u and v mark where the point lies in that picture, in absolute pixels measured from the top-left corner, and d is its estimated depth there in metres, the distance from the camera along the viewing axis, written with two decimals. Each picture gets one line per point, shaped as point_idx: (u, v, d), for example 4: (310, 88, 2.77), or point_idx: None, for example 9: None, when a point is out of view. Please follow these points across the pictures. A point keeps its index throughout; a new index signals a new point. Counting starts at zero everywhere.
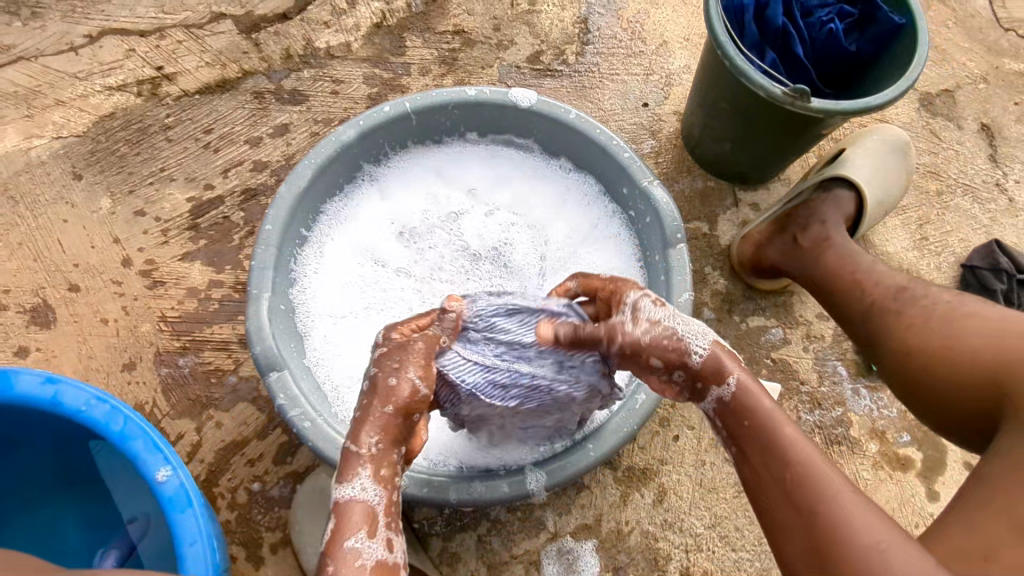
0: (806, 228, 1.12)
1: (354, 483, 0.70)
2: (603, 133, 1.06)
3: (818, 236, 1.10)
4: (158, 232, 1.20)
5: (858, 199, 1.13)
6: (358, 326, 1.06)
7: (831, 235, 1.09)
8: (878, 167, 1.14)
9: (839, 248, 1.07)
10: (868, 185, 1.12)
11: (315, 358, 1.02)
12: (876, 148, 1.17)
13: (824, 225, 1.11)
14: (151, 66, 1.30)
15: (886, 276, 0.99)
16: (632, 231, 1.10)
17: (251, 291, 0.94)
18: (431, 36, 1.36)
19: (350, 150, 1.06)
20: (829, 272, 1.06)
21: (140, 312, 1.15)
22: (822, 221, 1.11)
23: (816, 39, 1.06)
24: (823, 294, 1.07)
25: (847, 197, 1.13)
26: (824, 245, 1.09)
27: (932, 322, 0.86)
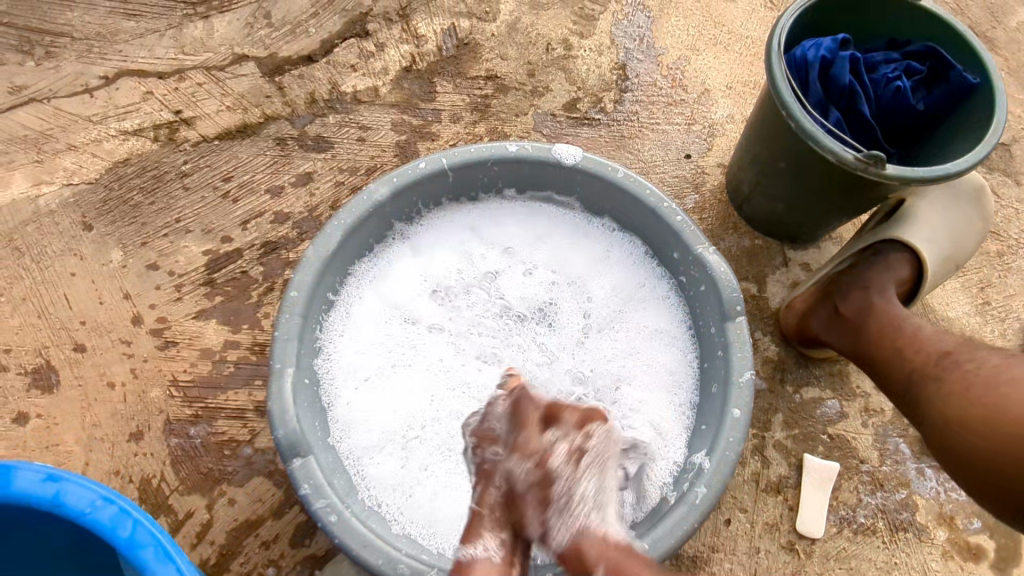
0: (847, 294, 1.00)
1: (479, 543, 0.74)
2: (654, 194, 0.99)
3: (860, 301, 0.98)
4: (171, 287, 1.12)
5: (914, 262, 1.00)
6: (389, 398, 0.97)
7: (876, 299, 0.96)
8: (936, 226, 1.02)
9: (886, 312, 0.95)
10: (923, 245, 1.00)
11: (341, 434, 0.93)
12: (933, 201, 1.05)
13: (870, 289, 0.98)
14: (169, 110, 1.24)
15: (931, 338, 0.89)
16: (683, 297, 1.02)
17: (274, 365, 0.86)
18: (463, 81, 1.30)
19: (382, 209, 0.98)
20: (873, 342, 0.94)
21: (150, 375, 1.07)
22: (866, 286, 0.99)
23: (882, 96, 0.98)
24: (871, 367, 0.95)
25: (901, 260, 1.00)
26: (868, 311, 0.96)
27: (974, 389, 0.77)
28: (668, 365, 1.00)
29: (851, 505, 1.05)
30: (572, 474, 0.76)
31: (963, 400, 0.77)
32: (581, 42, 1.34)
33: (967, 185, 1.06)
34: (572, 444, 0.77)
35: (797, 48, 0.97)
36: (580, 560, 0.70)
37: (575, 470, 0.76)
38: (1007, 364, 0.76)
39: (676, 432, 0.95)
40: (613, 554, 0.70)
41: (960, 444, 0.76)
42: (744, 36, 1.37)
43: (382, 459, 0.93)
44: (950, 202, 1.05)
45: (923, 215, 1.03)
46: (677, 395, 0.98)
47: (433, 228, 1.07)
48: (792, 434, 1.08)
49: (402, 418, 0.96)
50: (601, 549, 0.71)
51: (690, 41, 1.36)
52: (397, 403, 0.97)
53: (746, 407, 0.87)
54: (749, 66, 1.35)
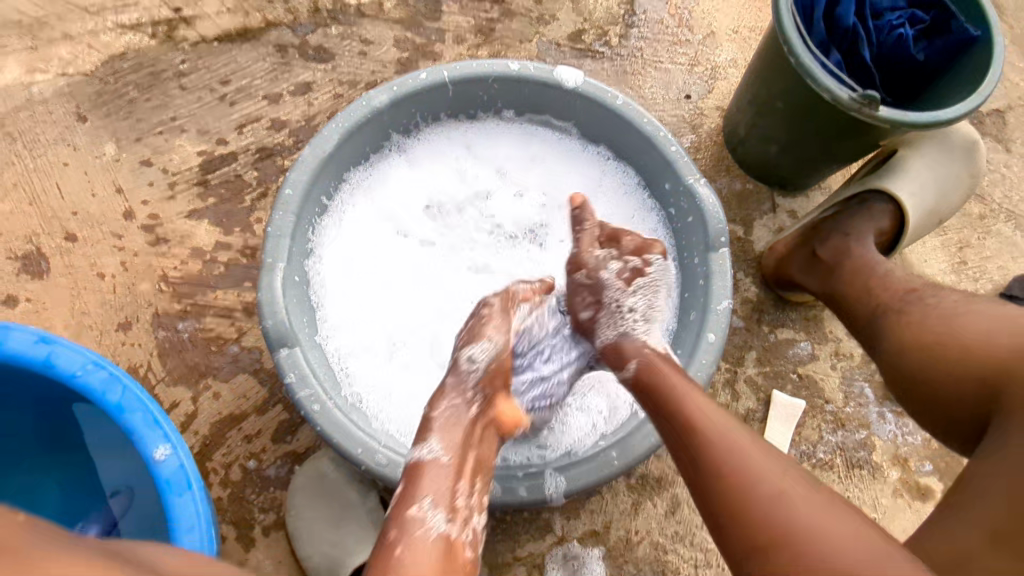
0: (826, 239, 1.02)
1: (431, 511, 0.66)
2: (651, 123, 1.00)
3: (836, 246, 1.01)
4: (164, 185, 1.12)
5: (895, 216, 1.02)
6: (379, 301, 1.01)
7: (854, 244, 0.99)
8: (924, 182, 1.03)
9: (860, 258, 0.97)
10: (908, 198, 1.01)
11: (327, 332, 0.96)
12: (927, 153, 1.05)
13: (850, 235, 1.01)
14: (169, 7, 1.21)
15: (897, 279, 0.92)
16: (670, 229, 1.04)
17: (266, 259, 0.88)
18: (469, 2, 1.28)
19: (380, 118, 0.99)
20: (843, 287, 0.97)
21: (139, 270, 1.08)
22: (847, 232, 1.01)
23: (883, 43, 0.99)
24: (840, 309, 0.98)
25: (882, 213, 1.02)
26: (846, 255, 0.99)
27: (929, 320, 0.81)
28: None
29: (812, 442, 1.10)
30: (624, 287, 0.86)
31: (918, 331, 0.81)
32: None
33: (963, 138, 1.06)
34: (626, 266, 0.87)
35: None
36: (618, 355, 0.82)
37: (628, 285, 0.86)
38: (968, 301, 0.79)
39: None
40: (644, 352, 0.79)
41: (906, 369, 0.80)
42: None
43: (368, 357, 0.97)
44: (946, 160, 1.05)
45: (915, 171, 1.04)
46: None
47: (427, 142, 1.08)
48: (764, 371, 1.13)
49: (390, 322, 1.00)
50: (638, 348, 0.81)
51: None
52: (386, 307, 1.01)
53: (721, 333, 0.90)
54: (757, 11, 1.35)
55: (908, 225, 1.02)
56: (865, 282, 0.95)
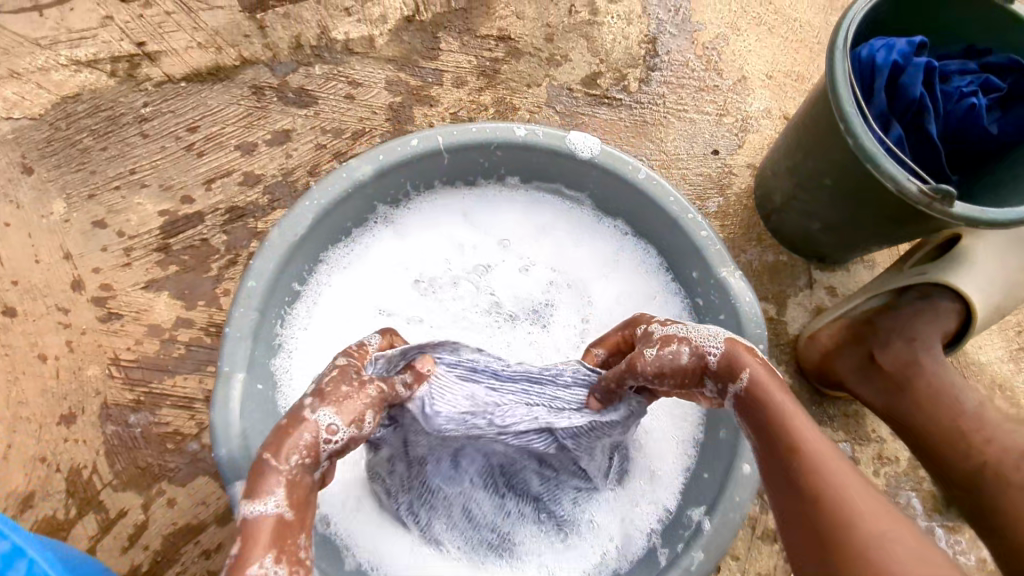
0: (888, 343, 0.90)
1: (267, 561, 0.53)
2: (678, 201, 0.86)
3: (901, 354, 0.89)
4: (119, 250, 0.99)
5: (962, 313, 0.90)
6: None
7: (923, 354, 0.87)
8: (997, 274, 0.89)
9: (931, 372, 0.87)
10: (979, 294, 0.89)
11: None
12: (1002, 236, 0.91)
13: (918, 342, 0.88)
14: (131, 40, 1.07)
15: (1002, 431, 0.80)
16: (698, 322, 0.90)
17: (223, 367, 0.75)
18: (471, 39, 1.14)
19: (364, 190, 0.85)
20: (912, 407, 0.86)
21: (87, 351, 0.94)
22: (909, 337, 0.89)
23: (952, 114, 0.85)
24: (905, 429, 0.88)
25: (947, 311, 0.90)
26: (909, 369, 0.88)
27: None
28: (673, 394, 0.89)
29: None
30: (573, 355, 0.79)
31: None
32: (608, 7, 1.18)
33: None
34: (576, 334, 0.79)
35: (864, 48, 0.82)
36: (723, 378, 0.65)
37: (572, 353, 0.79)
38: None
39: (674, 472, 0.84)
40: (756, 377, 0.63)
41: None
42: (792, 18, 1.21)
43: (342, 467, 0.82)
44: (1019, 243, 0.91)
45: (984, 258, 0.90)
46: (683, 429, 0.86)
47: (422, 212, 0.94)
48: None
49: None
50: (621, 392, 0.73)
51: (731, 18, 1.20)
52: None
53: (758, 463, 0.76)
54: (794, 53, 1.20)
55: (974, 324, 0.90)
56: (943, 407, 0.84)
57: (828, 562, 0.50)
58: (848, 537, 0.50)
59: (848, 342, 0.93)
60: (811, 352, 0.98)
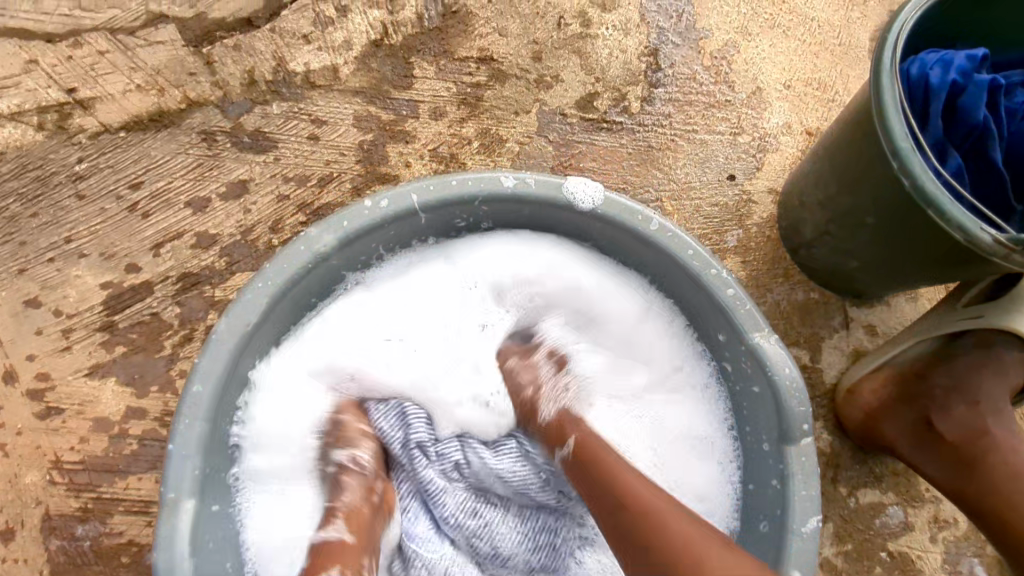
0: (948, 407, 0.77)
1: None
2: (698, 255, 0.73)
3: (965, 421, 0.76)
4: (56, 332, 0.86)
5: None
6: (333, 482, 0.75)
7: (993, 424, 0.75)
8: None
9: (1007, 446, 0.74)
10: None
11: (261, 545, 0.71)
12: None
13: (984, 408, 0.76)
14: (60, 87, 0.94)
15: None
16: (727, 391, 0.77)
17: (166, 494, 0.62)
18: (449, 63, 1.00)
19: (328, 261, 0.72)
20: (986, 487, 0.74)
21: (24, 454, 0.82)
22: (971, 399, 0.76)
23: (1017, 136, 0.72)
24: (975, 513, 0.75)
25: (1016, 360, 0.76)
26: (976, 440, 0.75)
27: None
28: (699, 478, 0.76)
29: None
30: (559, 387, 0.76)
31: None
32: (602, 17, 1.04)
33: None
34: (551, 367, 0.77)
35: (913, 65, 0.69)
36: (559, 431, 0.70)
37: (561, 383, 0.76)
38: None
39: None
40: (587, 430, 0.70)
41: None
42: (809, 18, 1.08)
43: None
44: None
45: None
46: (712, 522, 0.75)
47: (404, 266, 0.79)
48: (847, 551, 0.86)
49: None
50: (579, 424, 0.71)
51: (740, 22, 1.07)
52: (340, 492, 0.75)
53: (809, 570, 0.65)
54: (813, 58, 1.06)
55: None
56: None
57: (647, 557, 0.57)
58: (660, 543, 0.57)
59: (896, 402, 0.81)
60: (852, 411, 0.85)
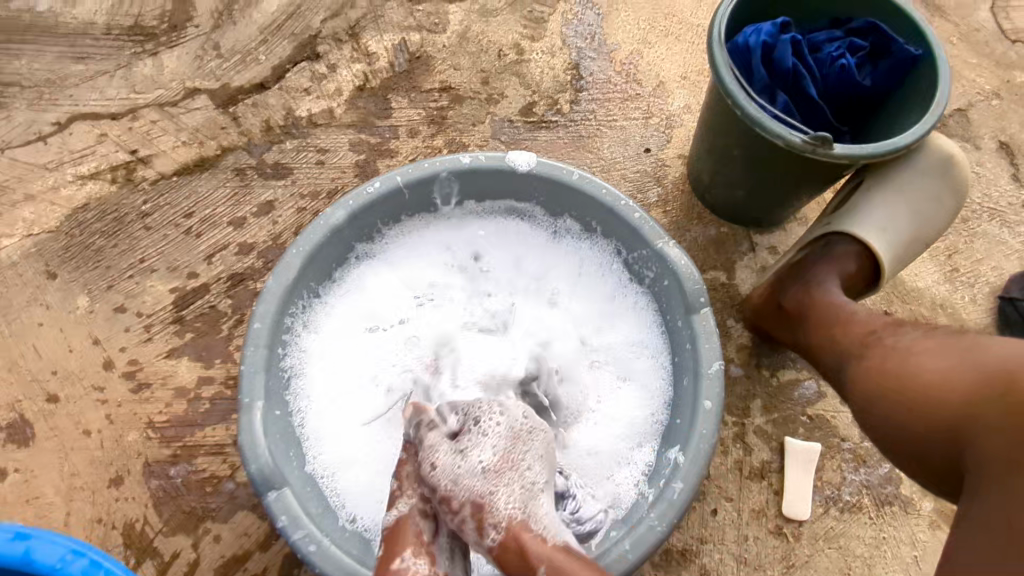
0: (788, 289, 0.99)
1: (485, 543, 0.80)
2: (609, 193, 0.99)
3: (800, 296, 0.96)
4: (140, 329, 1.12)
5: (860, 252, 0.98)
6: (361, 404, 0.99)
7: (815, 292, 0.95)
8: (887, 218, 0.97)
9: (824, 302, 0.93)
10: (868, 234, 0.96)
11: (313, 448, 0.94)
12: (892, 187, 0.98)
13: (811, 284, 0.96)
14: (125, 150, 1.23)
15: (859, 321, 0.88)
16: (652, 293, 1.01)
17: (243, 399, 0.86)
18: (417, 94, 1.30)
19: (341, 233, 0.98)
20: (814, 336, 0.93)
21: (125, 419, 1.06)
22: (805, 280, 0.97)
23: (828, 76, 0.99)
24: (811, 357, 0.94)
25: (844, 252, 0.97)
26: (806, 307, 0.95)
27: (908, 359, 0.77)
28: (639, 377, 1.00)
29: (835, 484, 1.06)
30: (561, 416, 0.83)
31: (881, 376, 0.78)
32: (532, 46, 1.34)
33: (937, 157, 0.98)
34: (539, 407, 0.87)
35: (738, 36, 0.97)
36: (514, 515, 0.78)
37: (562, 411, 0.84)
38: (922, 339, 0.78)
39: (645, 430, 0.97)
40: None
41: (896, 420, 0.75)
42: (694, 26, 1.38)
43: (353, 459, 0.95)
44: (908, 200, 0.98)
45: (874, 206, 0.98)
46: (651, 399, 0.98)
47: (406, 247, 1.08)
48: (772, 418, 1.09)
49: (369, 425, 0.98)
50: None
51: (641, 35, 1.37)
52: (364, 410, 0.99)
53: (717, 399, 0.88)
54: (701, 54, 1.36)
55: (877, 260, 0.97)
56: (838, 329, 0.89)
57: None
58: None
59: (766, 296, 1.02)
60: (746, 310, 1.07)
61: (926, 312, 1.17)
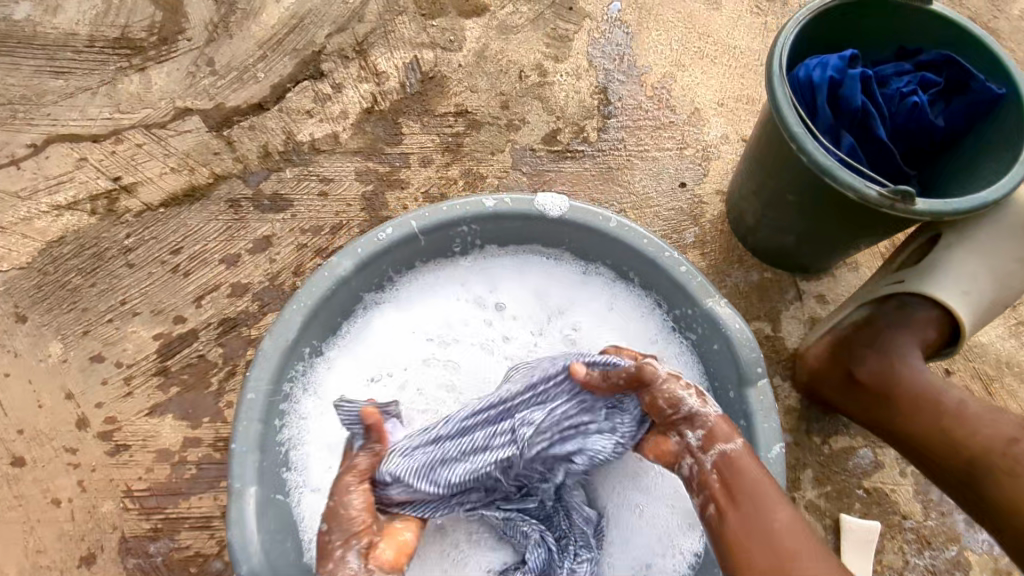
0: (861, 357, 0.90)
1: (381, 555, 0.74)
2: (651, 242, 0.87)
3: (878, 369, 0.88)
4: (119, 381, 1.00)
5: (940, 315, 0.89)
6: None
7: (900, 366, 0.86)
8: (970, 277, 0.88)
9: (911, 381, 0.85)
10: (952, 296, 0.88)
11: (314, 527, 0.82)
12: (974, 244, 0.89)
13: (894, 356, 0.87)
14: (107, 176, 1.11)
15: (978, 415, 0.78)
16: (697, 356, 0.90)
17: (233, 484, 0.75)
18: (431, 119, 1.18)
19: (347, 284, 0.87)
20: (903, 417, 0.85)
21: (100, 487, 0.95)
22: (883, 349, 0.88)
23: (898, 114, 0.88)
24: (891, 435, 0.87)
25: (923, 316, 0.89)
26: (885, 380, 0.87)
27: None
28: None
29: (895, 569, 0.95)
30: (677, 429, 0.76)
31: None
32: (556, 67, 1.23)
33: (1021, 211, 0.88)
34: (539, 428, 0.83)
35: (800, 68, 0.86)
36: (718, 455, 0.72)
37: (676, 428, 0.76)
38: None
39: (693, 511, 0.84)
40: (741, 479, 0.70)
41: None
42: (731, 47, 1.27)
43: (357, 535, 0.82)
44: (993, 258, 0.88)
45: (956, 264, 0.89)
46: None
47: (422, 288, 0.95)
48: (826, 492, 0.98)
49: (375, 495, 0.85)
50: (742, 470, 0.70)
51: (674, 56, 1.26)
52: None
53: (779, 488, 0.76)
54: (739, 78, 1.25)
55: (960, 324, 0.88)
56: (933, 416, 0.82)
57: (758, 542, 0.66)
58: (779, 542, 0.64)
59: (830, 357, 0.93)
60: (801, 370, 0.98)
61: (991, 371, 1.06)
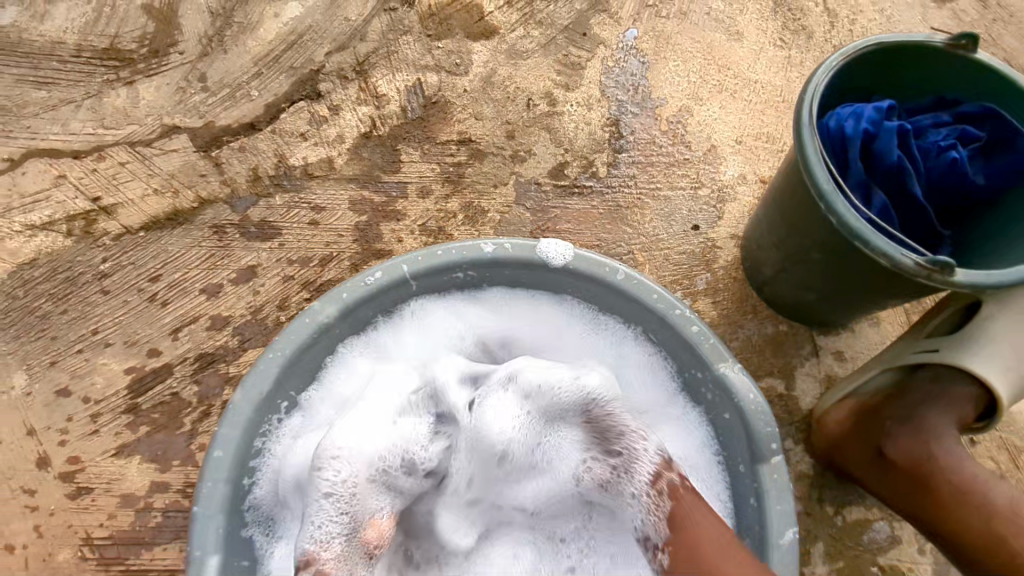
0: (893, 435, 0.87)
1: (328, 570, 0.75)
2: (662, 297, 0.81)
3: (912, 450, 0.84)
4: (85, 417, 0.94)
5: (978, 393, 0.86)
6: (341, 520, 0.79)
7: (935, 449, 0.83)
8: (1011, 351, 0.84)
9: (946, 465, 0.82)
10: (996, 374, 0.84)
11: None
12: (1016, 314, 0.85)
13: (928, 437, 0.84)
14: (86, 196, 1.05)
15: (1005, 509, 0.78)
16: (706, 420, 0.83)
17: (194, 553, 0.69)
18: (432, 147, 1.12)
19: (330, 331, 0.81)
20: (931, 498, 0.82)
21: (59, 533, 0.89)
22: (918, 428, 0.85)
23: (934, 170, 0.81)
24: (918, 515, 0.85)
25: (960, 394, 0.86)
26: (920, 461, 0.83)
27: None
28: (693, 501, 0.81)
29: None
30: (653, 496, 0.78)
31: None
32: (566, 95, 1.17)
33: None
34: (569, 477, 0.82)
35: (831, 118, 0.80)
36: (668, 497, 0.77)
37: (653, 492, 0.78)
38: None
39: None
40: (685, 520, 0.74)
41: None
42: (752, 81, 1.20)
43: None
44: None
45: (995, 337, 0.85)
46: None
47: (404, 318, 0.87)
48: (836, 567, 0.92)
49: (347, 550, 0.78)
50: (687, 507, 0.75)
51: (691, 89, 1.19)
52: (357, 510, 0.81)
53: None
54: (759, 115, 1.18)
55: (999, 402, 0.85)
56: (968, 508, 0.79)
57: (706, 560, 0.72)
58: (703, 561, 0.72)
59: (855, 428, 0.91)
60: (819, 438, 0.95)
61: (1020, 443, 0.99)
